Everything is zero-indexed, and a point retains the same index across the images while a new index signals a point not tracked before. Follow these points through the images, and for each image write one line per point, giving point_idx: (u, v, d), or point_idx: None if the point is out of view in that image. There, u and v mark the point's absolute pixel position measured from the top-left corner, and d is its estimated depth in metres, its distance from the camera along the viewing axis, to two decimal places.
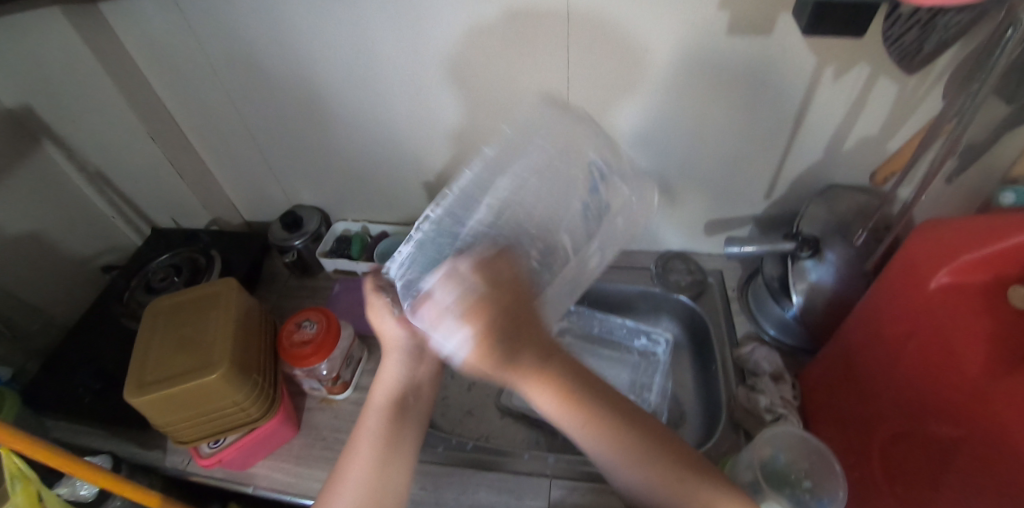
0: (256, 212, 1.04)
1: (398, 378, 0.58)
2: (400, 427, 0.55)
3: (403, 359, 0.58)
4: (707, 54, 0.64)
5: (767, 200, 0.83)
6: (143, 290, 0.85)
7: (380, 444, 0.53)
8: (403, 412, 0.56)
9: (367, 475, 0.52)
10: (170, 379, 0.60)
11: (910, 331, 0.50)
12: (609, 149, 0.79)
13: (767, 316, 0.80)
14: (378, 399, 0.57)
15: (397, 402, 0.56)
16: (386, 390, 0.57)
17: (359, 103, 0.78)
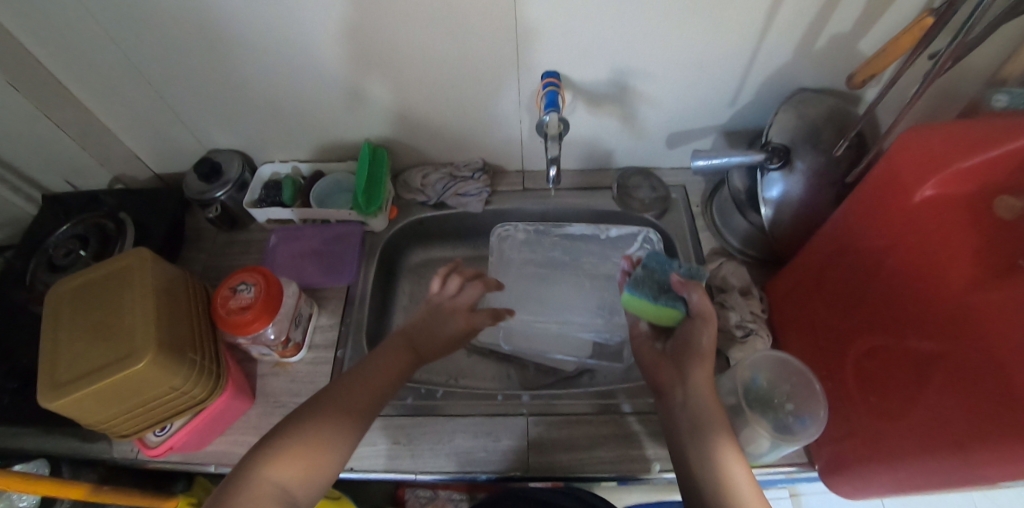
0: (164, 162, 0.90)
1: (386, 365, 0.57)
2: (364, 414, 0.53)
3: (386, 361, 0.57)
4: None
5: (731, 107, 0.77)
6: (47, 269, 0.75)
7: (342, 424, 0.51)
8: (371, 402, 0.54)
9: (313, 455, 0.48)
10: (92, 375, 0.53)
11: (892, 245, 0.50)
12: (564, 60, 0.69)
13: (733, 229, 0.77)
14: (354, 381, 0.54)
15: (364, 388, 0.54)
16: (377, 376, 0.55)
17: (269, 28, 0.65)
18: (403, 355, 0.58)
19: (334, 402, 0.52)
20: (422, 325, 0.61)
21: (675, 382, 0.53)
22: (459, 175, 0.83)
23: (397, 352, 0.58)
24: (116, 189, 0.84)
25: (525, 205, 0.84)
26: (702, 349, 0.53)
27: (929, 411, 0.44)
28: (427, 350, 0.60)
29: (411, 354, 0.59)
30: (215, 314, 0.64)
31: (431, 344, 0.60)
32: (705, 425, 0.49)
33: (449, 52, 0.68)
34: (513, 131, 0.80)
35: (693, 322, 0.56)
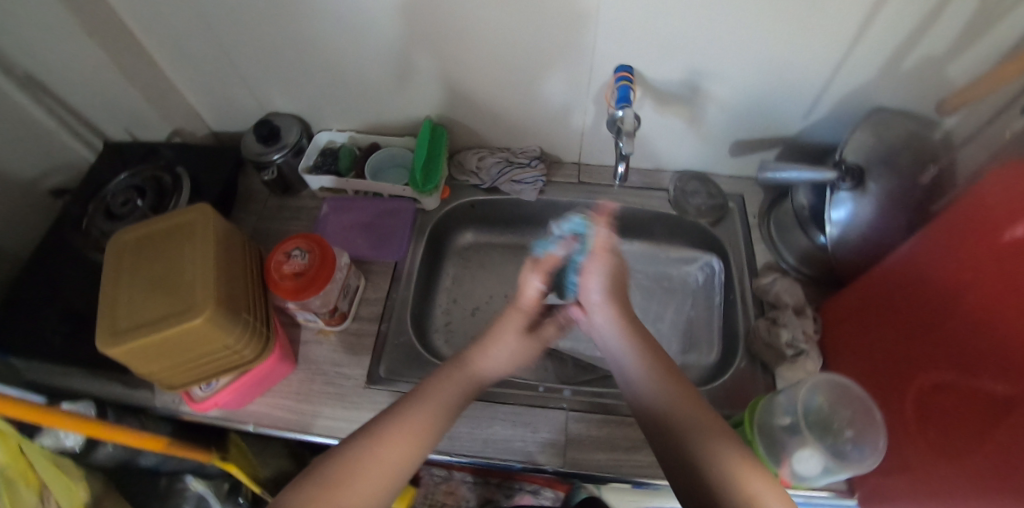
0: (223, 121, 0.91)
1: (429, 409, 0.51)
2: (402, 471, 0.47)
3: (445, 394, 0.53)
4: None
5: (803, 121, 0.75)
6: (105, 216, 0.76)
7: (389, 468, 0.46)
8: (423, 439, 0.49)
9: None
10: (151, 325, 0.53)
11: (975, 282, 0.47)
12: (638, 55, 0.67)
13: (791, 245, 0.76)
14: (394, 429, 0.48)
15: (417, 422, 0.50)
16: (422, 424, 0.50)
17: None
18: (451, 394, 0.53)
19: (373, 459, 0.46)
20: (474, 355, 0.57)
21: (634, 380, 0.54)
22: (516, 161, 0.83)
23: (442, 392, 0.53)
24: (175, 143, 0.85)
25: (579, 198, 0.83)
26: (605, 288, 0.60)
27: (993, 466, 0.42)
28: (473, 381, 0.55)
29: (460, 389, 0.54)
30: (267, 278, 0.65)
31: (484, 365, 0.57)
32: (697, 430, 0.47)
33: (523, 36, 0.66)
34: (575, 124, 0.79)
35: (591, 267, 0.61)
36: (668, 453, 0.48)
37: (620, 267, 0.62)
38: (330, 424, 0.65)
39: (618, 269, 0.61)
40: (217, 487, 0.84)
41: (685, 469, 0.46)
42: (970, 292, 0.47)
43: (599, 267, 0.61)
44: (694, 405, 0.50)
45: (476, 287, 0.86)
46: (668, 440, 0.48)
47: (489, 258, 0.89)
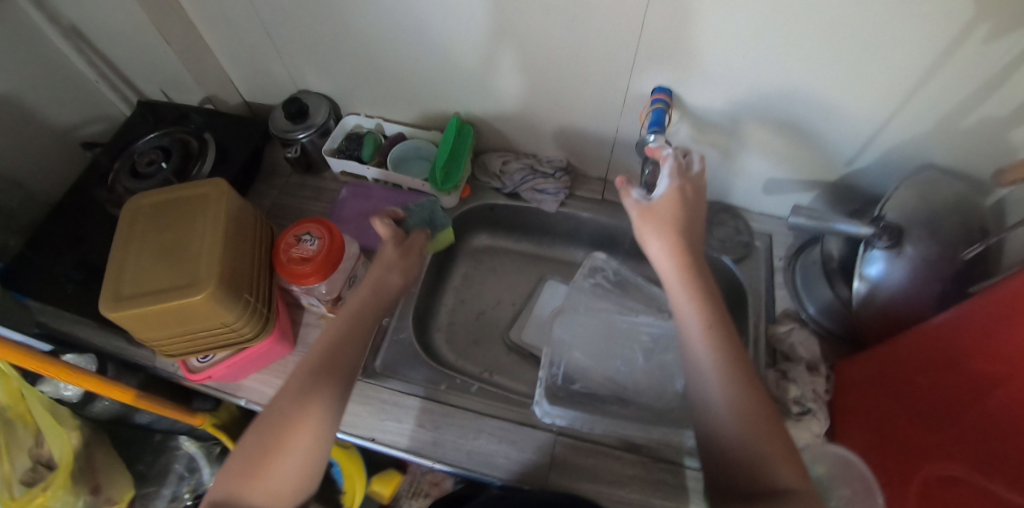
0: (256, 92, 0.91)
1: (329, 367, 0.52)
2: (328, 430, 0.49)
3: (354, 342, 0.55)
4: None
5: (846, 167, 0.70)
6: (129, 175, 0.77)
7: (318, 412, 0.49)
8: (340, 384, 0.52)
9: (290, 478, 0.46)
10: (153, 295, 0.53)
11: (1003, 377, 0.43)
12: (678, 78, 0.64)
13: (815, 296, 0.72)
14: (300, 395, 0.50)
15: (332, 370, 0.52)
16: (324, 383, 0.51)
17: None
18: (341, 348, 0.54)
19: (289, 426, 0.47)
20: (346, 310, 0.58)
21: (688, 353, 0.51)
22: (539, 170, 0.80)
23: (330, 351, 0.54)
24: (206, 109, 0.86)
25: (600, 215, 0.80)
26: (663, 239, 0.55)
27: None
28: (356, 331, 0.56)
29: (348, 340, 0.55)
30: (275, 259, 0.65)
31: (359, 319, 0.58)
32: (750, 423, 0.45)
33: (560, 45, 0.64)
34: (605, 139, 0.76)
35: (653, 216, 0.56)
36: (718, 437, 0.47)
37: (689, 188, 0.58)
38: None
39: (695, 191, 0.58)
40: (208, 449, 0.85)
41: (725, 454, 0.46)
42: (1001, 381, 0.43)
43: (654, 228, 0.56)
44: (751, 394, 0.47)
45: (484, 291, 0.84)
46: (713, 423, 0.47)
47: (502, 262, 0.87)
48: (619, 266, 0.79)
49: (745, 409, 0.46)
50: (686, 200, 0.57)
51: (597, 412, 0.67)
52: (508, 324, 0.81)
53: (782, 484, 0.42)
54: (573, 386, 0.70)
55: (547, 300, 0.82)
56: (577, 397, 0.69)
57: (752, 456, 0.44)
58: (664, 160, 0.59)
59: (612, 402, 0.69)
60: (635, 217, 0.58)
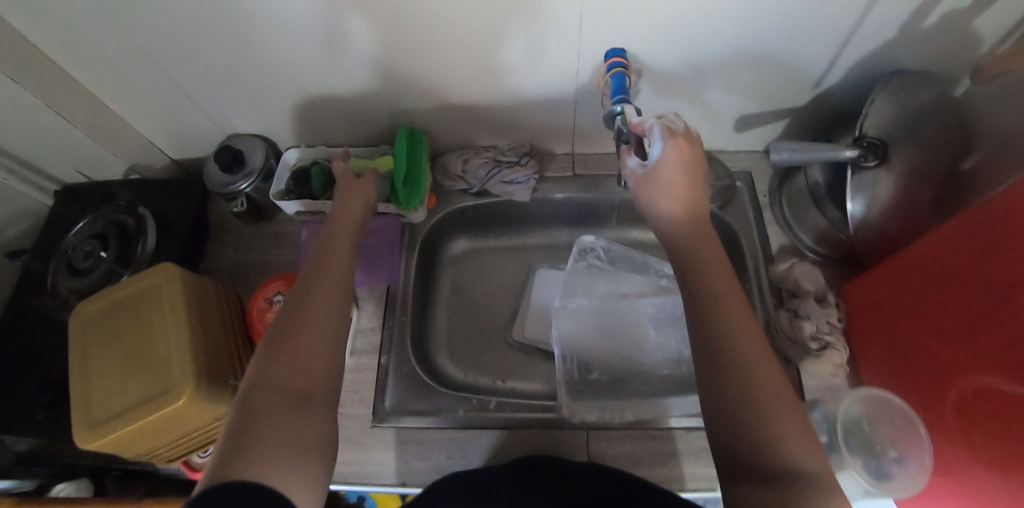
0: (181, 148, 0.83)
1: (310, 346, 0.45)
2: (325, 366, 0.44)
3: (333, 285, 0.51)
4: None
5: (815, 90, 0.68)
6: (69, 273, 0.71)
7: (315, 349, 0.45)
8: (330, 319, 0.47)
9: (293, 468, 0.37)
10: (129, 412, 0.49)
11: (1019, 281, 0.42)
12: (630, 36, 0.60)
13: (807, 224, 0.71)
14: (278, 378, 0.42)
15: (319, 307, 0.48)
16: (309, 325, 0.46)
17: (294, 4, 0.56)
18: (319, 320, 0.47)
19: (287, 362, 0.43)
20: (304, 284, 0.50)
21: (703, 314, 0.45)
22: (503, 160, 0.75)
23: (311, 292, 0.49)
24: (132, 181, 0.78)
25: (576, 192, 0.76)
26: (665, 202, 0.52)
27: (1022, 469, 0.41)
28: (330, 292, 0.50)
29: (322, 312, 0.47)
30: (252, 329, 0.61)
31: (329, 292, 0.50)
32: (768, 392, 0.41)
33: (501, 31, 0.59)
34: (564, 115, 0.72)
35: (648, 190, 0.53)
36: (722, 415, 0.41)
37: (685, 147, 0.52)
38: (339, 469, 0.62)
39: (693, 148, 0.52)
40: None
41: (736, 426, 0.40)
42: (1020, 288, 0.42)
43: (655, 196, 0.53)
44: (769, 365, 0.42)
45: (476, 297, 0.80)
46: (726, 386, 0.42)
47: (486, 263, 0.82)
48: (608, 243, 0.76)
49: (765, 389, 0.41)
50: (686, 161, 0.52)
51: (620, 397, 0.66)
52: (508, 324, 0.78)
53: (794, 464, 0.38)
54: (591, 376, 0.68)
55: (541, 290, 0.78)
56: (598, 386, 0.67)
57: (760, 430, 0.39)
58: (650, 128, 0.54)
59: (634, 381, 0.68)
60: (636, 185, 0.55)
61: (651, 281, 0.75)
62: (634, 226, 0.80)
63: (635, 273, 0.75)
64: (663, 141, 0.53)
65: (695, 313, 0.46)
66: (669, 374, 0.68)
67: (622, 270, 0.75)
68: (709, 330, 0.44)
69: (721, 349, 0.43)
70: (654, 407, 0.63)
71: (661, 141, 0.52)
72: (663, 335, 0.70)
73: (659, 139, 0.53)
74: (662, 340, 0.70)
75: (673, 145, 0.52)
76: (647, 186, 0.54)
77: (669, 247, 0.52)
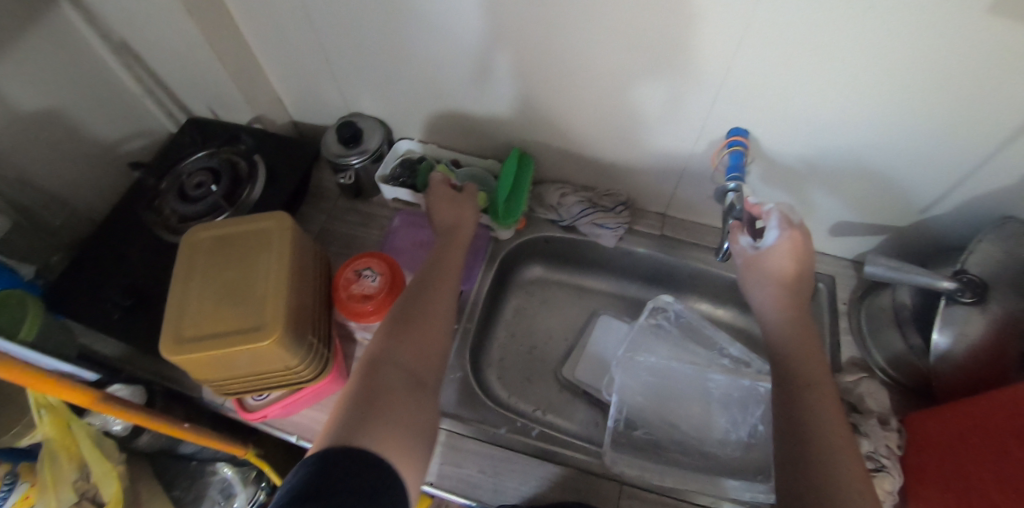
0: (305, 112, 0.89)
1: (419, 355, 0.53)
2: (436, 356, 0.54)
3: (448, 292, 0.61)
4: (946, 52, 0.49)
5: (920, 215, 0.70)
6: (178, 197, 0.76)
7: (433, 341, 0.55)
8: (445, 320, 0.57)
9: (407, 441, 0.44)
10: (215, 339, 0.52)
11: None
12: (758, 121, 0.63)
13: (883, 343, 0.71)
14: (393, 376, 0.49)
15: (440, 307, 0.58)
16: (434, 321, 0.56)
17: (458, 22, 0.61)
18: (429, 335, 0.55)
19: (414, 345, 0.53)
20: (423, 287, 0.59)
21: (792, 400, 0.47)
22: (599, 204, 0.78)
23: (434, 293, 0.59)
24: (256, 130, 0.84)
25: (660, 251, 0.78)
26: (774, 280, 0.56)
27: None
28: (447, 299, 0.59)
29: (434, 322, 0.56)
30: (336, 296, 0.64)
31: (443, 299, 0.59)
32: (852, 485, 0.40)
33: (637, 88, 0.63)
34: (669, 178, 0.75)
35: (757, 275, 0.57)
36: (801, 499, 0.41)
37: (798, 239, 0.55)
38: None
39: (803, 242, 0.55)
40: (243, 473, 0.82)
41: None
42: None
43: (766, 273, 0.56)
44: (855, 464, 0.42)
45: (535, 325, 0.81)
46: (811, 471, 0.42)
47: (553, 294, 0.84)
48: (682, 309, 0.76)
49: (849, 484, 0.40)
50: (795, 252, 0.55)
51: (660, 461, 0.65)
52: (561, 359, 0.78)
53: None
54: (635, 432, 0.68)
55: (600, 336, 0.79)
56: (638, 444, 0.67)
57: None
58: (767, 214, 0.57)
59: (674, 450, 0.67)
60: (742, 264, 0.59)
61: (712, 358, 0.74)
62: (705, 298, 0.81)
63: (699, 346, 0.76)
64: (779, 224, 0.56)
65: (786, 396, 0.48)
66: (712, 452, 0.67)
67: (687, 342, 0.76)
68: (798, 410, 0.46)
69: (805, 432, 0.44)
70: (695, 480, 0.61)
71: (779, 227, 0.56)
72: (712, 412, 0.70)
73: (775, 223, 0.56)
74: (711, 417, 0.69)
75: (789, 233, 0.55)
76: (756, 270, 0.57)
77: (767, 321, 0.55)
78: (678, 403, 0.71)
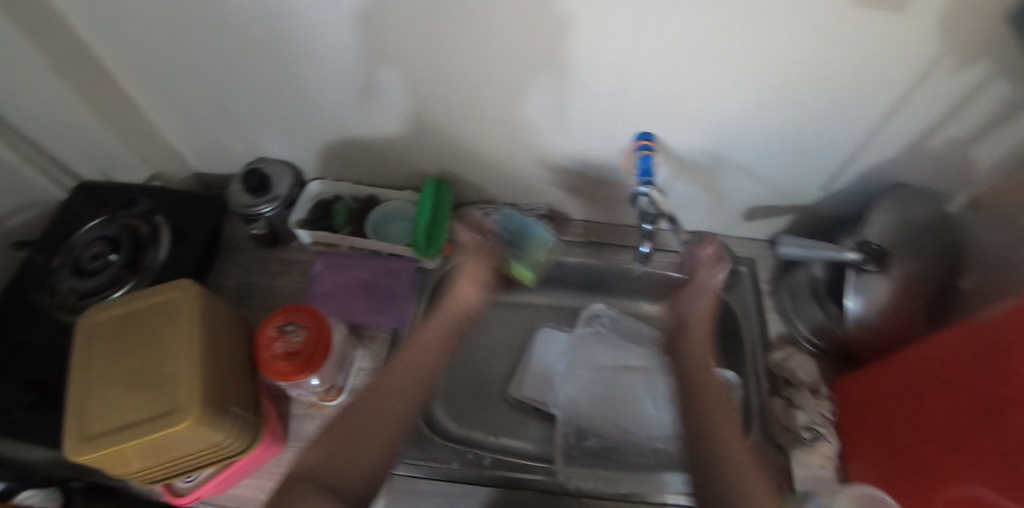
0: (209, 163, 0.85)
1: (346, 466, 0.51)
2: (384, 452, 0.54)
3: (410, 385, 0.60)
4: (812, 44, 0.53)
5: (822, 191, 0.74)
6: (74, 273, 0.71)
7: (382, 445, 0.54)
8: (403, 419, 0.57)
9: None
10: (134, 427, 0.48)
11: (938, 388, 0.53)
12: (658, 122, 0.65)
13: (805, 316, 0.74)
14: (320, 477, 0.49)
15: (397, 402, 0.58)
16: (384, 415, 0.56)
17: (397, 74, 0.62)
18: (371, 431, 0.54)
19: (356, 438, 0.53)
20: (381, 378, 0.60)
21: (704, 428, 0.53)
22: (523, 219, 0.78)
23: (393, 385, 0.59)
24: (154, 189, 0.79)
25: (589, 259, 0.79)
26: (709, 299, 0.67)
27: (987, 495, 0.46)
28: (405, 388, 0.59)
29: (385, 418, 0.56)
30: (257, 356, 0.60)
31: (406, 387, 0.59)
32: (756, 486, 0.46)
33: (545, 105, 0.64)
34: (588, 185, 0.76)
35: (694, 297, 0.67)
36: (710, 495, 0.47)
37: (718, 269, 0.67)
38: None
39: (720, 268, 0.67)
40: None
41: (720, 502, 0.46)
42: (1005, 415, 0.45)
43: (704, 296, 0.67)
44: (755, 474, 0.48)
45: (477, 349, 0.80)
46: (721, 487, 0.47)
47: (492, 315, 0.84)
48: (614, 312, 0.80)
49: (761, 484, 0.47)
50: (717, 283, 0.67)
51: (614, 467, 0.67)
52: (508, 380, 0.77)
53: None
54: (586, 442, 0.69)
55: (543, 350, 0.79)
56: (591, 454, 0.68)
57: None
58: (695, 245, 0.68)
59: (629, 453, 0.68)
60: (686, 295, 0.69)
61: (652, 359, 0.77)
62: (640, 296, 0.83)
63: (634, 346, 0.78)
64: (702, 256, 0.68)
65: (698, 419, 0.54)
66: (664, 448, 0.69)
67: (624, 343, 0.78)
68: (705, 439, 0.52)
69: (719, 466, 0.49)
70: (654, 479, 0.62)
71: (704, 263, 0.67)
72: (659, 409, 0.72)
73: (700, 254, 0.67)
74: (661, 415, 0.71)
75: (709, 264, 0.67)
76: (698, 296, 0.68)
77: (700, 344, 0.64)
78: (626, 404, 0.73)
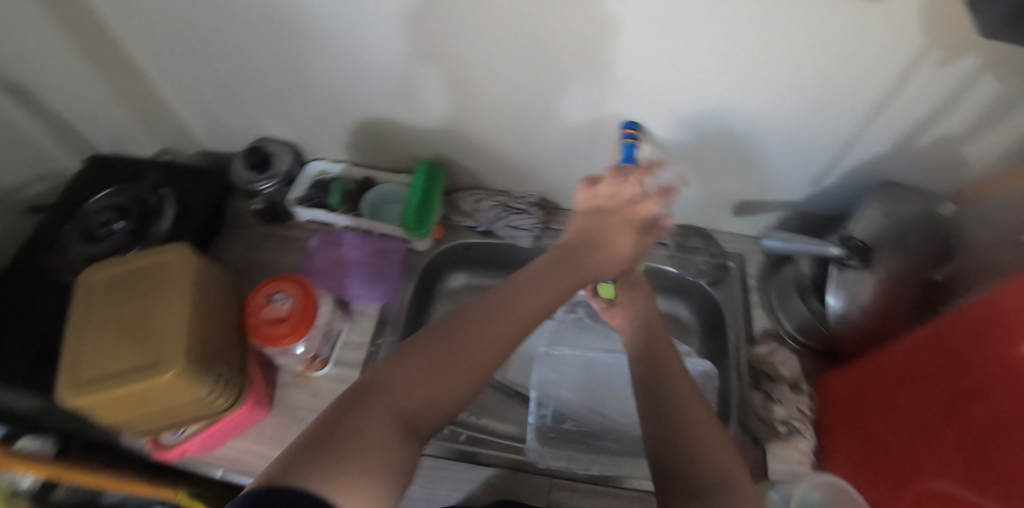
0: (217, 142, 0.88)
1: (426, 402, 0.38)
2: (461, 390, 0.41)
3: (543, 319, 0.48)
4: (795, 38, 0.53)
5: (812, 187, 0.74)
6: (84, 239, 0.75)
7: (461, 376, 0.41)
8: (490, 352, 0.43)
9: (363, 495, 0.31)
10: (124, 374, 0.51)
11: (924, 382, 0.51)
12: (645, 113, 0.65)
13: (791, 312, 0.74)
14: (383, 411, 0.36)
15: (492, 334, 0.44)
16: (470, 349, 0.42)
17: (434, 71, 0.65)
18: (456, 363, 0.41)
19: (440, 365, 0.40)
20: (486, 302, 0.47)
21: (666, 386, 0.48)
22: (513, 206, 0.80)
23: (486, 313, 0.45)
24: (160, 164, 0.82)
25: None
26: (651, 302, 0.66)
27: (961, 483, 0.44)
28: (504, 326, 0.45)
29: (476, 349, 0.42)
30: (246, 322, 0.62)
31: (518, 317, 0.46)
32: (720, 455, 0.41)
33: (533, 89, 0.64)
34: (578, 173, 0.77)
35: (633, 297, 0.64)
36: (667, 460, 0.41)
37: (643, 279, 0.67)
38: None
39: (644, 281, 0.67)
40: None
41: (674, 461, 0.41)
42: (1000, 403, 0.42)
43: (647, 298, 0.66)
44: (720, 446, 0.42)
45: None
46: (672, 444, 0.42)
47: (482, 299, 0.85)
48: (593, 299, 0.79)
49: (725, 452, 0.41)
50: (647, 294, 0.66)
51: (590, 450, 0.67)
52: None
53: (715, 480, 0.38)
54: (564, 425, 0.70)
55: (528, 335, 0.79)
56: (568, 436, 0.69)
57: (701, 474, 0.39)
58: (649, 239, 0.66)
59: (606, 438, 0.69)
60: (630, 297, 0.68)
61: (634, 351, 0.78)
62: None
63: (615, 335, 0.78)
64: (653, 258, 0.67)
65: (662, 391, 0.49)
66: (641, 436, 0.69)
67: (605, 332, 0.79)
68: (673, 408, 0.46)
69: (681, 431, 0.43)
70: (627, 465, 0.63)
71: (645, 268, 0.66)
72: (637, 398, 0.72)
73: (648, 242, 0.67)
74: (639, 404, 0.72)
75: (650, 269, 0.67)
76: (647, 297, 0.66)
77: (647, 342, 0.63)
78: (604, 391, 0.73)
